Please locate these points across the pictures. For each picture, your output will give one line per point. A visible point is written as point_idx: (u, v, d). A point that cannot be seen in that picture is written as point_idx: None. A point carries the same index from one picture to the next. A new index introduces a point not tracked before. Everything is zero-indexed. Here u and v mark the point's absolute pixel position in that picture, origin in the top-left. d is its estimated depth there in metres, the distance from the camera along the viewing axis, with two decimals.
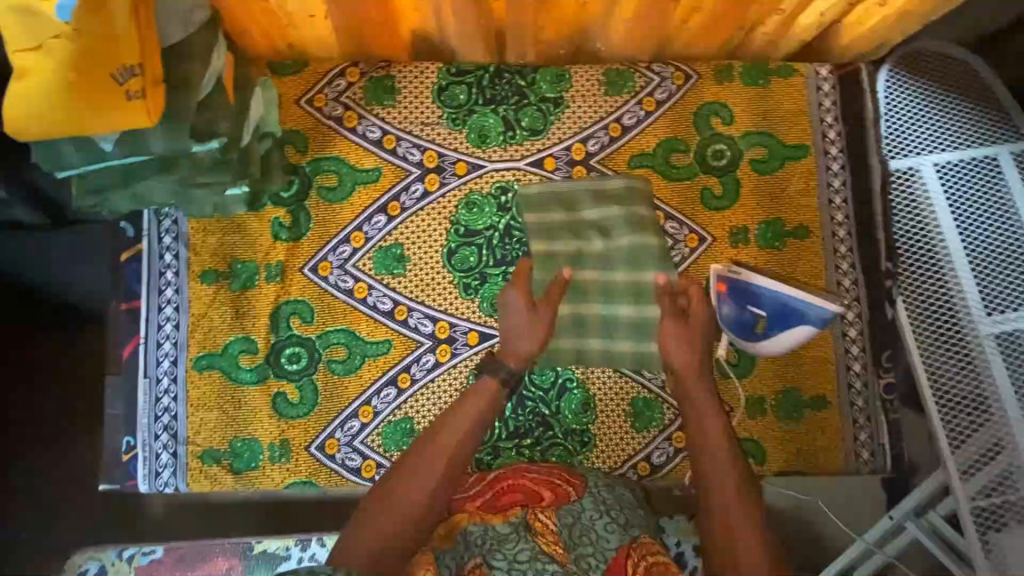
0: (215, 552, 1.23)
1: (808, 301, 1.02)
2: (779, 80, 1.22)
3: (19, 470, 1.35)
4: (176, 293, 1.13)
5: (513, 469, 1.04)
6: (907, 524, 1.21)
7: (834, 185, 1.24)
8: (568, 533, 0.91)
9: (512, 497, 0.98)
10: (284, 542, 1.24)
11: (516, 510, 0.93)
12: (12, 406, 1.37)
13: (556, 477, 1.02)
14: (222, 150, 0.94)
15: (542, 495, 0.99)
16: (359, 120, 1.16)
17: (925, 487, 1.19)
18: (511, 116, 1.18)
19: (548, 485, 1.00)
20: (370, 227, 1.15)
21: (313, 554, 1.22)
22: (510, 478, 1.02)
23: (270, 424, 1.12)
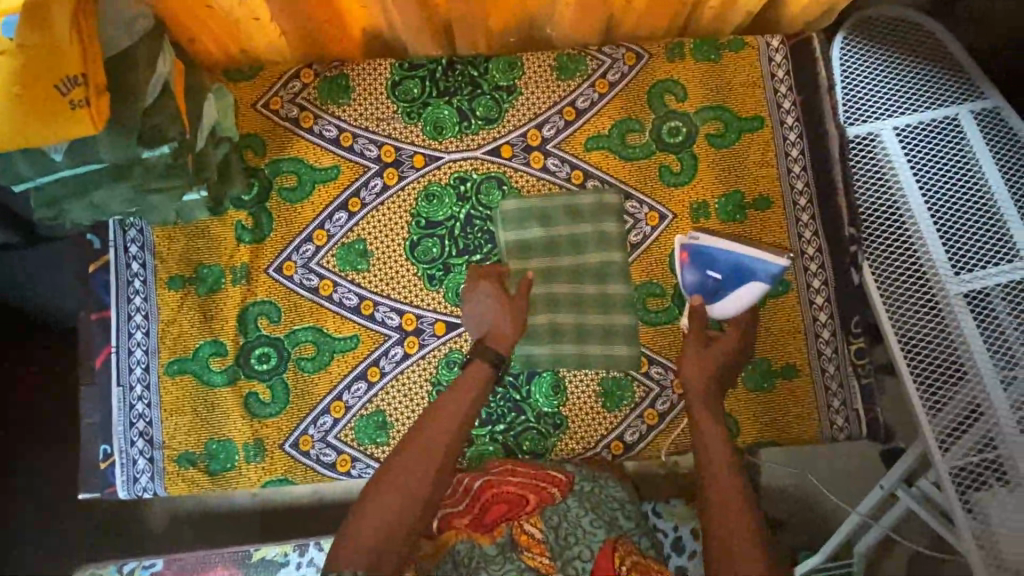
0: (213, 562, 1.24)
1: (764, 259, 1.04)
2: (730, 54, 1.23)
3: (20, 469, 1.37)
4: (145, 301, 1.15)
5: (495, 474, 1.02)
6: (898, 492, 1.23)
7: (793, 154, 1.24)
8: (554, 534, 0.94)
9: (495, 507, 0.97)
10: (282, 548, 1.26)
11: (502, 530, 0.94)
12: (11, 407, 1.38)
13: (541, 480, 1.01)
14: (173, 155, 0.96)
15: (526, 500, 0.98)
16: (315, 120, 1.18)
17: (910, 453, 1.20)
18: (465, 106, 1.19)
19: (533, 488, 1.00)
20: (332, 225, 1.17)
21: (312, 558, 1.25)
22: (491, 484, 1.00)
23: (243, 424, 1.13)
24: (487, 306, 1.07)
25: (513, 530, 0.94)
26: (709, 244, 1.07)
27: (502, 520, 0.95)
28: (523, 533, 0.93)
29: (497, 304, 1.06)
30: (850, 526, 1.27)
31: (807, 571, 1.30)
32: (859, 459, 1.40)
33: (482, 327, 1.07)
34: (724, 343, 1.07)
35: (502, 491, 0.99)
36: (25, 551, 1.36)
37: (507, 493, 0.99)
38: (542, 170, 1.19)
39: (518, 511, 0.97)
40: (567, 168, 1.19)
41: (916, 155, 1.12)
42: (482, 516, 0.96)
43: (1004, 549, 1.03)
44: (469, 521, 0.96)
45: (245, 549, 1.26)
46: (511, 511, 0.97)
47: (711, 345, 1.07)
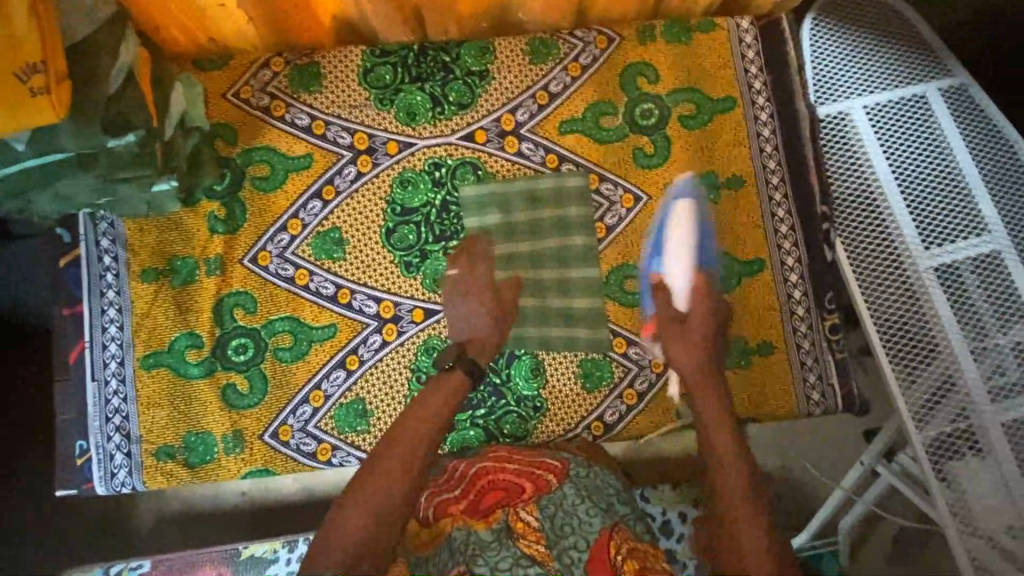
0: (201, 561, 1.24)
1: (674, 211, 1.10)
2: (701, 35, 1.24)
3: (19, 468, 1.33)
4: (118, 294, 1.14)
5: (491, 462, 1.03)
6: (876, 467, 1.25)
7: (765, 133, 1.24)
8: (549, 522, 0.94)
9: (492, 494, 0.98)
10: (271, 545, 1.25)
11: (498, 515, 0.94)
12: (12, 406, 1.31)
13: (534, 465, 1.02)
14: (140, 143, 0.94)
15: (523, 488, 0.99)
16: (287, 108, 1.17)
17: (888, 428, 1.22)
18: (438, 92, 1.19)
19: (529, 476, 1.01)
20: (307, 214, 1.16)
21: (301, 554, 1.24)
22: (488, 472, 1.01)
23: (220, 416, 1.12)
24: (468, 305, 1.08)
25: (510, 516, 0.94)
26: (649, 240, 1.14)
27: (498, 507, 0.96)
28: (518, 520, 0.94)
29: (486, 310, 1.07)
30: (836, 502, 1.29)
31: (797, 549, 1.33)
32: (838, 437, 1.42)
33: (469, 330, 1.07)
34: (705, 313, 1.04)
35: (499, 479, 1.00)
36: (23, 550, 1.33)
37: (503, 481, 1.00)
38: (516, 155, 1.19)
39: (514, 499, 0.97)
40: (541, 152, 1.19)
41: (885, 132, 1.14)
42: (479, 503, 0.97)
43: (978, 517, 1.05)
44: (465, 507, 0.97)
45: (235, 546, 1.25)
46: (508, 498, 0.98)
47: (689, 319, 1.04)
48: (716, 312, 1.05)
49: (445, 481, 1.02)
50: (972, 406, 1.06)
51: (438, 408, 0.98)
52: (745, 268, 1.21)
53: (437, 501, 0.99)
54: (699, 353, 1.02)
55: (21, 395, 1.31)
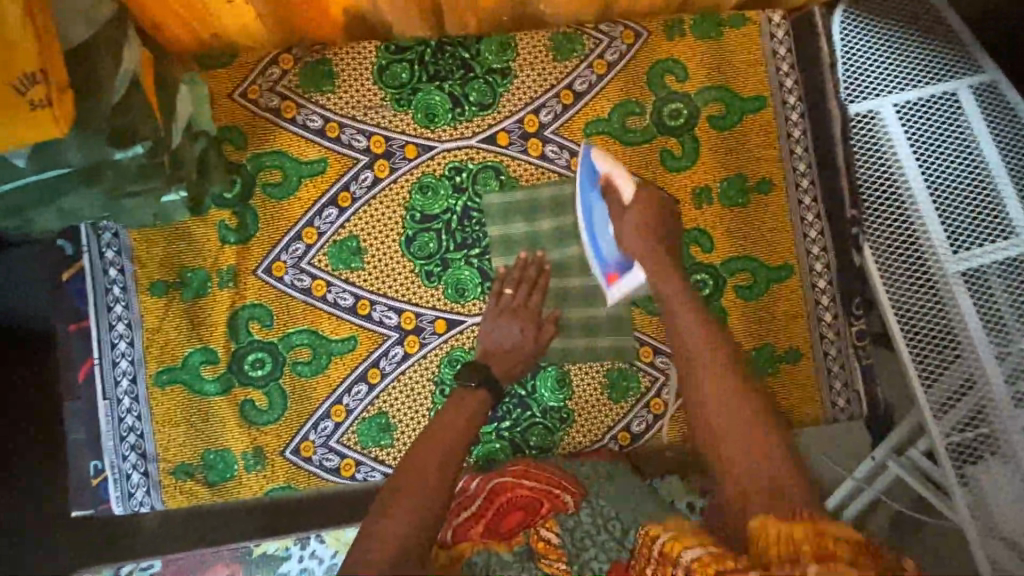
0: (211, 561, 1.21)
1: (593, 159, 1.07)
2: (731, 30, 1.19)
3: (18, 467, 1.23)
4: (126, 308, 1.09)
5: (509, 477, 1.02)
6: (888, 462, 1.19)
7: (795, 136, 1.21)
8: (570, 537, 0.93)
9: (512, 514, 0.97)
10: (283, 542, 1.22)
11: (519, 538, 0.94)
12: (11, 406, 1.22)
13: (552, 485, 1.00)
14: (148, 155, 0.88)
15: (539, 505, 0.99)
16: (298, 110, 1.11)
17: (904, 424, 1.17)
18: (458, 91, 1.13)
19: (545, 495, 0.99)
20: (322, 221, 1.11)
21: (313, 551, 1.21)
22: (506, 490, 1.00)
23: (239, 433, 1.09)
24: (513, 327, 1.07)
25: (530, 538, 0.94)
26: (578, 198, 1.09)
27: (518, 528, 0.95)
28: (540, 540, 0.93)
29: (521, 324, 1.07)
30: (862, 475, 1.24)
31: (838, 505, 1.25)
32: None
33: (505, 344, 1.06)
34: (638, 205, 1.04)
35: (518, 497, 0.99)
36: (22, 549, 1.23)
37: (521, 499, 0.99)
38: (540, 158, 1.14)
39: (533, 517, 0.97)
40: (566, 155, 1.14)
41: (916, 132, 1.09)
42: (499, 523, 0.96)
43: (998, 519, 1.06)
44: (486, 529, 0.95)
45: (246, 543, 1.22)
46: (527, 517, 0.97)
47: (627, 211, 1.04)
48: (654, 202, 1.05)
49: (460, 498, 0.99)
50: (995, 413, 1.04)
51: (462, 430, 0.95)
52: (772, 274, 1.19)
53: (454, 523, 0.95)
54: (638, 238, 1.02)
55: (20, 395, 1.23)
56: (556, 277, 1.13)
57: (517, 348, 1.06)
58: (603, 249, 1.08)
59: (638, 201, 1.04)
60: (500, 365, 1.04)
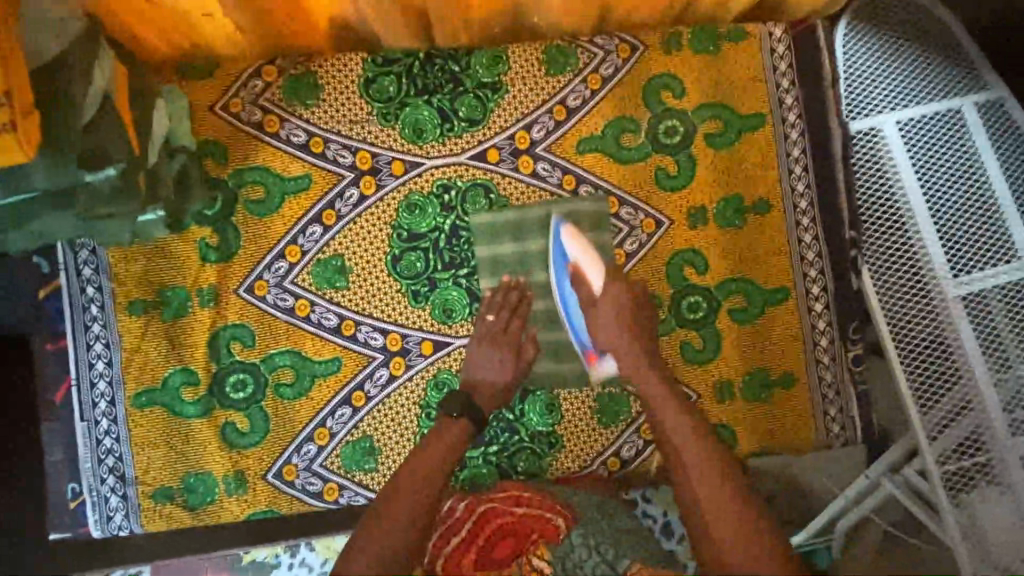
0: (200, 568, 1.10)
1: (564, 240, 1.04)
2: (730, 44, 1.15)
3: (19, 468, 1.06)
4: (104, 328, 1.06)
5: (499, 503, 1.00)
6: (881, 480, 1.11)
7: (794, 154, 1.17)
8: (561, 564, 0.93)
9: (504, 542, 0.96)
10: (271, 549, 1.11)
11: (512, 567, 0.92)
12: None
13: (543, 512, 0.99)
14: (121, 175, 0.85)
15: (531, 531, 0.97)
16: (282, 124, 1.08)
17: (900, 444, 1.12)
18: (447, 106, 1.09)
19: (536, 520, 0.99)
20: (306, 240, 1.08)
21: (304, 559, 1.10)
22: (496, 516, 0.99)
23: (220, 456, 1.07)
24: (495, 357, 1.03)
25: (523, 567, 0.92)
26: (553, 283, 1.07)
27: (510, 557, 0.94)
28: (533, 570, 0.92)
29: (501, 352, 1.04)
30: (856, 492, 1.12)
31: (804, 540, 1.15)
32: None
33: (484, 373, 1.03)
34: (608, 296, 1.00)
35: (509, 523, 0.98)
36: (23, 548, 1.07)
37: (511, 525, 0.98)
38: (532, 177, 1.11)
39: (525, 544, 0.96)
40: (558, 173, 1.11)
41: (919, 153, 1.06)
42: (490, 552, 0.95)
43: (992, 549, 1.02)
44: (478, 558, 0.94)
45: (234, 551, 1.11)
46: (519, 544, 0.96)
47: (597, 301, 1.00)
48: (629, 291, 1.01)
49: (450, 523, 0.98)
50: (991, 439, 1.01)
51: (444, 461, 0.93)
52: (768, 297, 1.16)
53: (446, 551, 0.94)
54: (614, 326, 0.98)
55: None
56: (546, 299, 1.10)
57: (502, 378, 1.02)
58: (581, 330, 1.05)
59: (609, 293, 1.00)
60: (484, 399, 1.01)
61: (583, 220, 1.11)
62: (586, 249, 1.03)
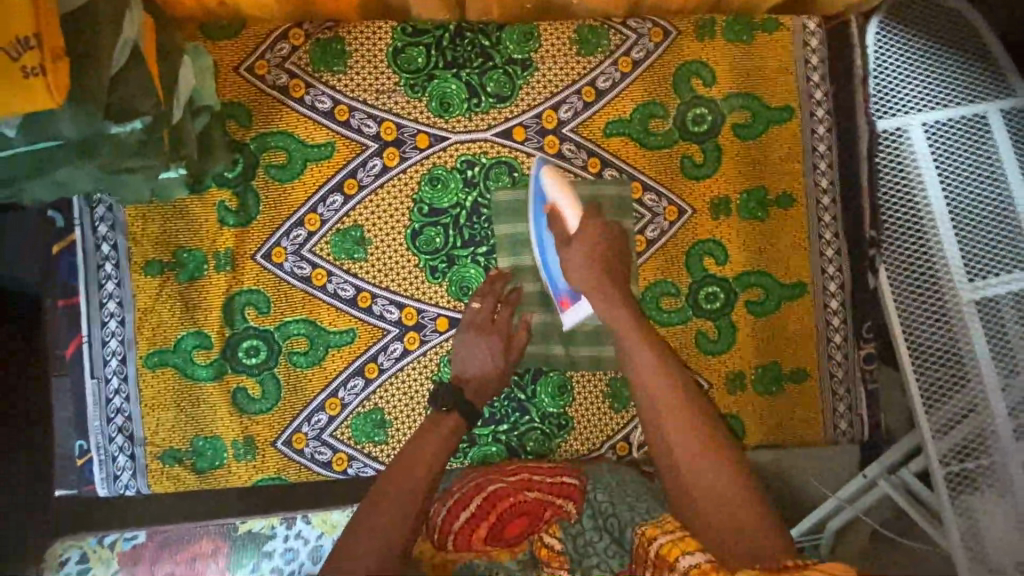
0: (195, 535, 1.09)
1: (547, 186, 1.00)
2: (764, 35, 1.14)
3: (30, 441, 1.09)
4: (119, 287, 1.05)
5: (512, 484, 1.01)
6: (879, 480, 1.12)
7: (821, 150, 1.16)
8: (572, 543, 0.95)
9: (515, 522, 0.97)
10: (269, 521, 1.11)
11: (524, 546, 0.96)
12: None
13: (555, 491, 1.01)
14: (147, 130, 0.83)
15: (544, 510, 0.99)
16: (307, 89, 1.06)
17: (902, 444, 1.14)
18: (475, 81, 1.08)
19: (549, 500, 1.00)
20: (326, 208, 1.07)
21: (299, 532, 1.09)
22: (507, 496, 0.99)
23: (231, 421, 1.06)
24: (480, 351, 1.02)
25: (534, 545, 0.96)
26: (531, 226, 1.04)
27: (523, 536, 0.96)
28: (542, 548, 0.94)
29: (487, 349, 1.02)
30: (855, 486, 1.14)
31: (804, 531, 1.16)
32: None
33: (469, 369, 1.01)
34: (582, 238, 0.96)
35: (522, 504, 0.99)
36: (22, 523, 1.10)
37: (524, 505, 0.99)
38: (557, 157, 1.10)
39: (537, 525, 0.97)
40: (583, 155, 1.10)
41: (943, 155, 1.05)
42: (502, 531, 0.96)
43: (990, 551, 1.03)
44: (488, 534, 0.96)
45: (231, 520, 1.11)
46: (531, 524, 0.97)
47: (571, 242, 0.96)
48: (605, 237, 0.97)
49: (460, 500, 0.99)
50: (993, 442, 1.02)
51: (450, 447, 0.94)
52: (785, 291, 1.16)
53: (455, 528, 0.96)
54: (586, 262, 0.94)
55: None
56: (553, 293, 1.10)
57: (493, 368, 1.01)
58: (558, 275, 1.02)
59: (582, 233, 0.96)
60: (495, 382, 1.02)
61: (606, 205, 1.10)
62: (569, 199, 0.99)
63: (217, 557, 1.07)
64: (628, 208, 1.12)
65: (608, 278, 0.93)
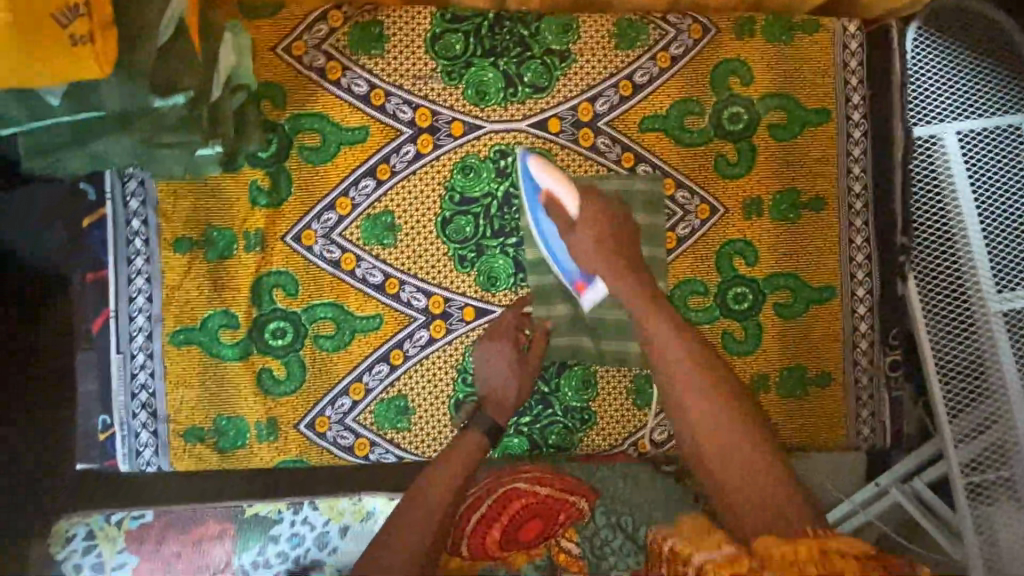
0: (203, 516, 1.12)
1: (535, 172, 0.99)
2: (804, 36, 1.13)
3: None
4: (147, 263, 1.04)
5: (525, 484, 1.06)
6: (891, 488, 1.13)
7: (855, 153, 1.16)
8: (588, 545, 1.06)
9: (529, 524, 1.05)
10: (275, 505, 1.14)
11: (541, 550, 1.05)
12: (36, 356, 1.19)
13: (567, 494, 1.08)
14: (189, 105, 0.82)
15: (556, 511, 1.07)
16: (343, 72, 1.05)
17: (919, 453, 1.14)
18: (512, 70, 1.07)
19: (560, 500, 1.07)
20: (358, 192, 1.07)
21: (305, 518, 1.13)
22: (521, 497, 1.06)
23: (255, 402, 1.06)
24: (500, 360, 1.04)
25: (553, 550, 1.05)
26: (529, 216, 1.03)
27: (537, 538, 1.05)
28: (563, 553, 1.05)
29: (507, 360, 1.04)
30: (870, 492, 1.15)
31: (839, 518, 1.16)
32: None
33: (487, 381, 1.04)
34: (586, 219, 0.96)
35: (535, 504, 1.06)
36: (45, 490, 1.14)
37: (537, 506, 1.06)
38: (591, 150, 1.09)
39: (552, 526, 1.06)
40: (617, 149, 1.10)
41: (978, 164, 1.03)
42: (517, 532, 1.04)
43: (1007, 564, 1.02)
44: (502, 535, 1.04)
45: (238, 504, 1.14)
46: (544, 526, 1.06)
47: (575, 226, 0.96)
48: (603, 207, 0.98)
49: (475, 501, 1.04)
50: (1015, 454, 1.01)
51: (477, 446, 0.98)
52: (813, 295, 1.15)
53: (469, 529, 1.03)
54: (594, 245, 0.95)
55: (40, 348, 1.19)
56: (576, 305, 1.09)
57: (512, 377, 1.04)
58: (565, 258, 1.02)
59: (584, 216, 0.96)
60: (511, 394, 1.03)
61: (639, 201, 1.10)
62: (561, 177, 0.99)
63: (223, 539, 1.11)
64: (660, 204, 1.11)
65: (619, 256, 0.95)
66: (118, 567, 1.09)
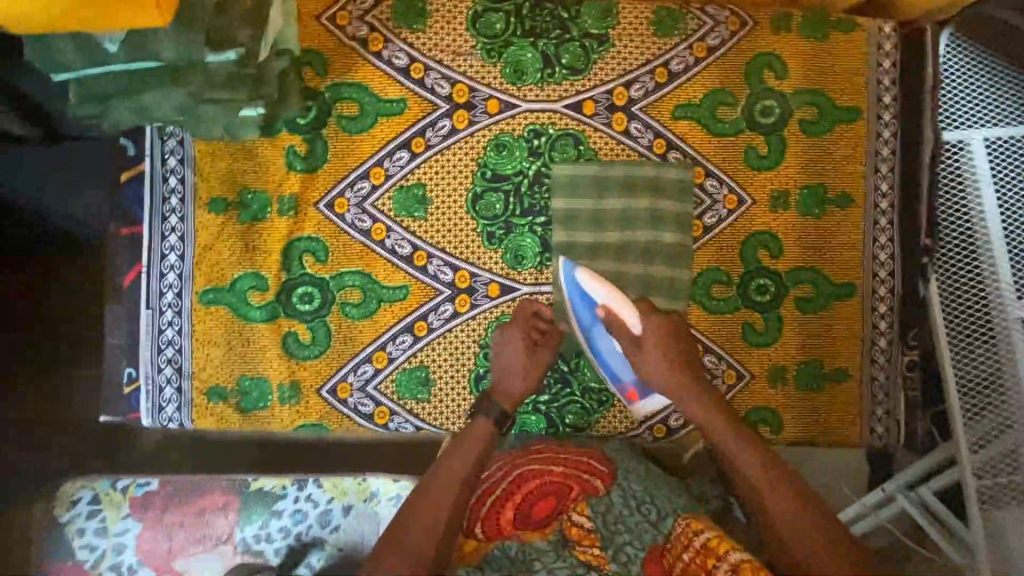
0: (209, 487, 1.14)
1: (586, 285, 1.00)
2: (839, 34, 1.14)
3: None
4: (182, 221, 1.06)
5: (537, 464, 1.00)
6: (897, 495, 1.15)
7: (883, 153, 1.17)
8: (601, 520, 0.94)
9: (542, 503, 0.97)
10: (280, 481, 1.15)
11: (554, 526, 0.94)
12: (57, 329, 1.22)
13: (581, 468, 1.00)
14: (240, 62, 0.84)
15: (570, 488, 0.98)
16: (385, 44, 1.07)
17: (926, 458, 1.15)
18: (551, 51, 1.09)
19: (575, 476, 0.99)
20: (392, 163, 1.08)
21: (310, 495, 1.14)
22: (534, 477, 0.98)
23: (279, 364, 1.07)
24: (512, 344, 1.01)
25: (564, 525, 0.94)
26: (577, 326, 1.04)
27: (552, 516, 0.95)
28: (573, 526, 0.93)
29: (518, 347, 1.01)
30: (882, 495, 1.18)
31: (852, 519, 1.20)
32: None
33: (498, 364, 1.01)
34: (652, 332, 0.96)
35: (546, 484, 0.98)
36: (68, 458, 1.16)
37: (550, 484, 0.98)
38: (623, 134, 1.10)
39: (565, 502, 0.97)
40: (649, 135, 1.11)
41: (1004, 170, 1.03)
42: (531, 513, 0.96)
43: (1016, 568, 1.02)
44: (514, 516, 0.95)
45: (243, 478, 1.15)
46: (558, 503, 0.96)
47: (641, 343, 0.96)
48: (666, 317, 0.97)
49: (488, 483, 0.99)
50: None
51: (490, 431, 0.97)
52: (835, 290, 1.16)
53: (483, 514, 0.96)
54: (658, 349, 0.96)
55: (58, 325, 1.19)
56: None
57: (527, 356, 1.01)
58: (621, 370, 1.04)
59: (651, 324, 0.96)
60: (520, 380, 1.00)
61: (668, 187, 1.11)
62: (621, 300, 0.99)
63: (227, 510, 1.13)
64: (688, 192, 1.12)
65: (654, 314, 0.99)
66: (121, 533, 1.11)
